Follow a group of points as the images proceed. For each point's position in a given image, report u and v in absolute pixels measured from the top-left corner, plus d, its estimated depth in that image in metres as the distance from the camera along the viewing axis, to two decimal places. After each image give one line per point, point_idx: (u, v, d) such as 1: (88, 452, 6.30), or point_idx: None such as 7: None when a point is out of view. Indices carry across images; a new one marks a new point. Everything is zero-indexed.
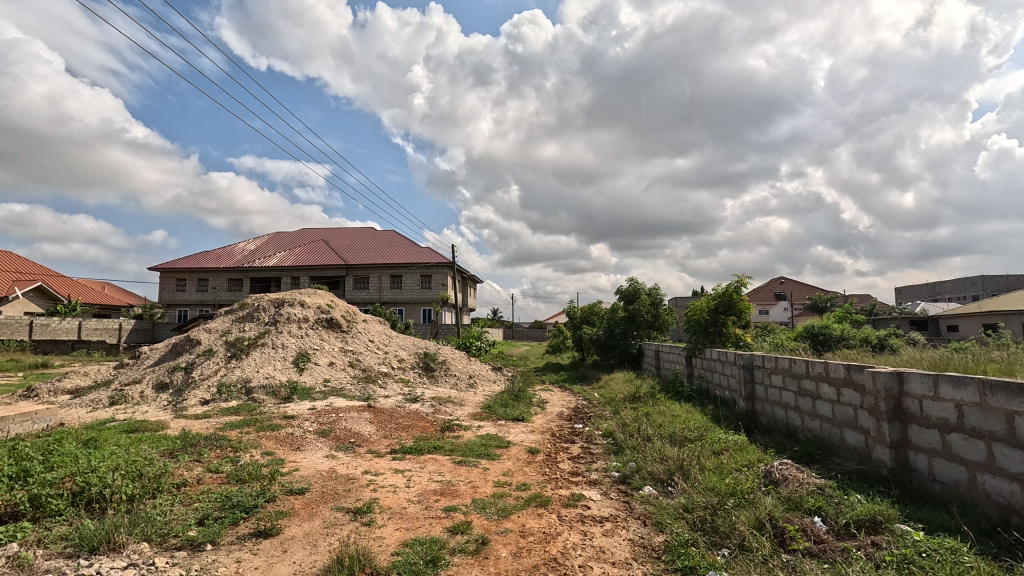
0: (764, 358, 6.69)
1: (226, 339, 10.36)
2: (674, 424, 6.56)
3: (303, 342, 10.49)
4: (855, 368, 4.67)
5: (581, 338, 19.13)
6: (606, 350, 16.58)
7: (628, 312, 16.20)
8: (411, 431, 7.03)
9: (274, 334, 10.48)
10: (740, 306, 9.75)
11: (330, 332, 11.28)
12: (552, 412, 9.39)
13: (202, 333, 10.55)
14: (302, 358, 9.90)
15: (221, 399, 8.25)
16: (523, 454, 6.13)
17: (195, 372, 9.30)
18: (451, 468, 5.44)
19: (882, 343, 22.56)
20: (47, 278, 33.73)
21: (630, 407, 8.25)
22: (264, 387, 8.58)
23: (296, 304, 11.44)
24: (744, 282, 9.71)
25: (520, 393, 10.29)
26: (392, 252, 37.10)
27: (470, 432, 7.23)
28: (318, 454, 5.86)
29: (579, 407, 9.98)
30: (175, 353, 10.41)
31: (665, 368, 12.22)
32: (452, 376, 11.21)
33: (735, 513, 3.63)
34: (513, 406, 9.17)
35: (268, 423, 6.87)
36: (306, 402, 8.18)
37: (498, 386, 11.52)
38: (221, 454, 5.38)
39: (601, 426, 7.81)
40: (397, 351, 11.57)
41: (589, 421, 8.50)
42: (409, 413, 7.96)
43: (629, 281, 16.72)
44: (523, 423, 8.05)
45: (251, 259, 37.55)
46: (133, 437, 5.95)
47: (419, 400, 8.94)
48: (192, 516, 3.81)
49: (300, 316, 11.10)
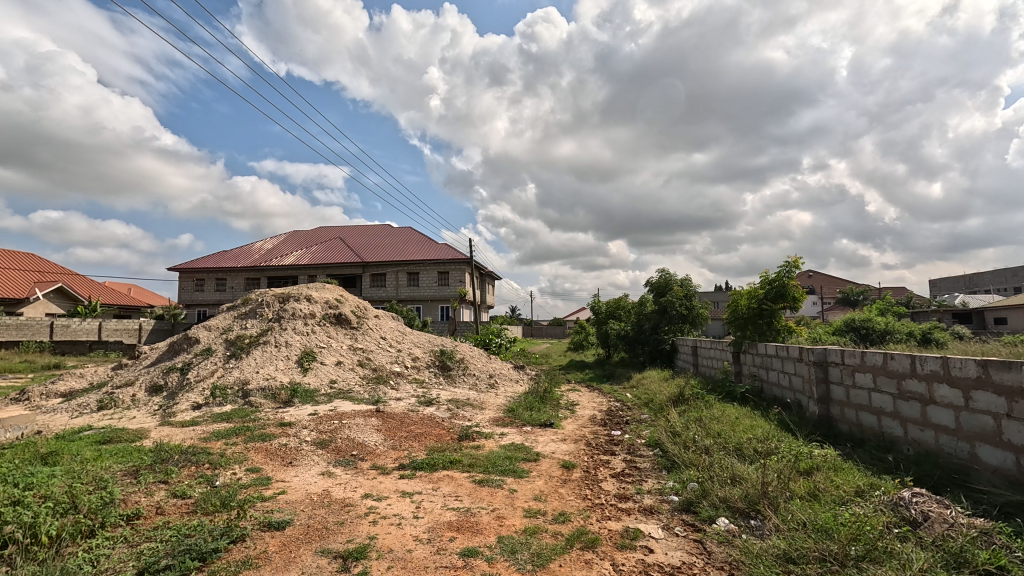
0: (842, 353, 5.59)
1: (227, 337, 9.57)
2: (735, 431, 5.46)
3: (308, 339, 9.63)
4: (998, 365, 3.58)
5: (607, 334, 17.96)
6: (635, 346, 15.47)
7: (659, 305, 15.03)
8: (424, 440, 6.08)
9: (278, 331, 9.64)
10: (793, 293, 8.30)
11: (339, 328, 10.41)
12: (583, 415, 8.37)
13: (202, 331, 9.77)
14: (307, 357, 9.05)
15: (214, 403, 7.41)
16: (557, 470, 5.14)
17: (191, 373, 8.51)
18: (470, 491, 4.45)
19: (929, 338, 20.93)
20: (69, 279, 33.91)
21: (675, 412, 7.15)
22: (263, 390, 7.73)
23: (302, 300, 10.62)
24: (796, 265, 8.34)
25: (546, 395, 9.29)
26: (408, 249, 36.42)
27: (492, 442, 6.26)
28: (312, 470, 4.92)
29: (612, 410, 8.94)
30: (172, 352, 9.63)
31: (704, 366, 11.08)
32: (470, 376, 10.24)
33: (871, 571, 2.56)
34: (538, 410, 8.17)
35: (260, 432, 5.97)
36: (307, 406, 7.29)
37: (521, 387, 10.51)
38: (195, 474, 4.48)
39: (643, 434, 6.76)
40: (411, 350, 10.64)
41: (628, 427, 7.44)
42: (422, 419, 7.01)
43: (658, 272, 15.55)
44: (552, 430, 7.06)
45: (268, 257, 37.26)
46: (101, 451, 5.09)
47: (435, 404, 7.99)
48: (130, 566, 2.87)
49: (306, 312, 10.26)
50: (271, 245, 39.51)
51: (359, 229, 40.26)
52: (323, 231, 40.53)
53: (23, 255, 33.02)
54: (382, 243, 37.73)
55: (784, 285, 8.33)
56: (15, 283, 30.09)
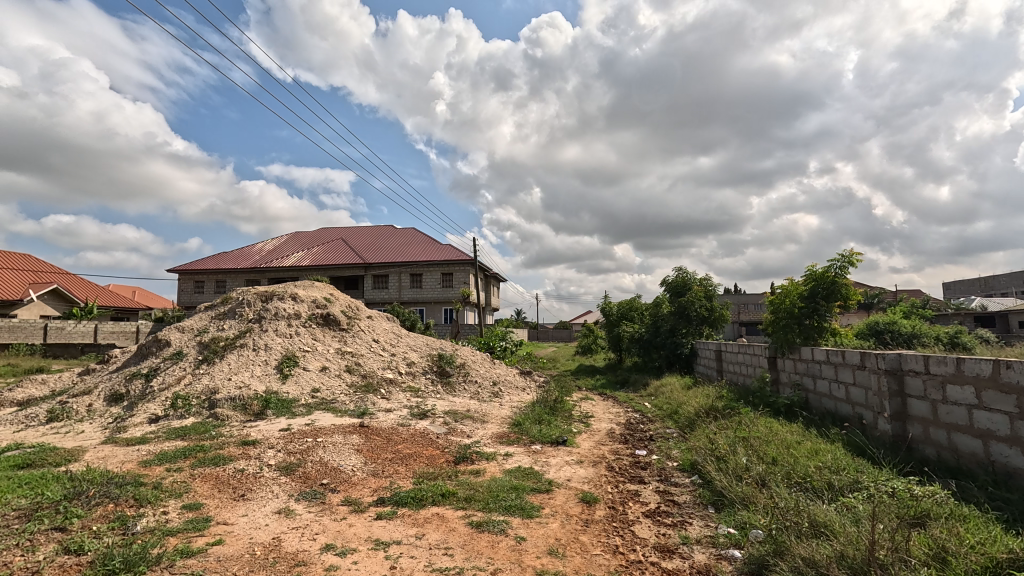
0: (925, 361, 4.56)
1: (201, 340, 8.59)
2: (798, 456, 4.38)
3: (291, 342, 8.62)
4: None
5: (619, 338, 16.88)
6: (649, 350, 14.44)
7: (677, 306, 13.98)
8: (413, 464, 5.05)
9: (257, 334, 8.66)
10: (845, 292, 7.30)
11: (327, 329, 9.39)
12: (599, 430, 7.35)
13: (174, 332, 8.78)
14: (288, 362, 8.07)
15: (175, 416, 6.42)
16: (575, 507, 4.10)
17: (156, 381, 7.53)
18: (464, 540, 3.40)
19: (956, 340, 19.81)
20: (66, 281, 33.19)
21: (710, 427, 6.07)
22: (232, 400, 6.73)
23: (286, 299, 9.64)
24: (852, 261, 7.32)
25: (557, 406, 8.26)
26: (411, 250, 35.52)
27: (495, 465, 5.23)
28: (266, 507, 3.88)
29: (632, 424, 7.89)
30: (140, 356, 8.64)
31: (732, 373, 10.02)
32: (472, 383, 9.21)
33: None
34: (549, 424, 7.16)
35: (216, 453, 4.95)
36: (281, 420, 6.29)
37: (529, 395, 9.46)
38: (107, 518, 3.45)
39: (674, 455, 5.71)
40: (407, 354, 9.63)
41: (653, 444, 6.40)
42: (414, 436, 5.97)
43: (675, 271, 14.51)
44: (565, 449, 6.04)
45: (268, 258, 36.44)
46: (8, 480, 4.09)
47: (429, 416, 6.97)
48: None
49: (290, 312, 9.28)
50: (272, 246, 38.71)
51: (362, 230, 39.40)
52: (325, 233, 39.70)
53: (18, 255, 32.33)
54: (385, 244, 36.86)
55: (835, 283, 7.31)
56: (9, 284, 29.37)
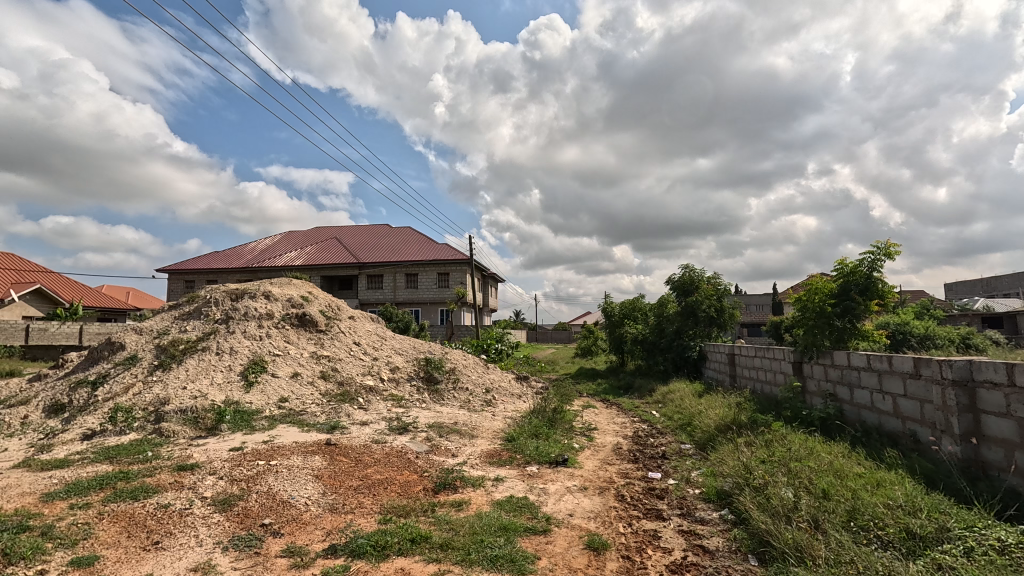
0: (1007, 370, 3.71)
1: (159, 342, 7.69)
2: (857, 490, 3.53)
3: (259, 345, 7.74)
4: None
5: (622, 339, 16.05)
6: (654, 353, 13.62)
7: (685, 306, 13.14)
8: (383, 494, 4.17)
9: (222, 336, 7.76)
10: (882, 288, 6.44)
11: (302, 331, 8.50)
12: (604, 446, 6.49)
13: (129, 334, 7.87)
14: (254, 368, 7.19)
15: (113, 432, 5.52)
16: (581, 558, 3.21)
17: (102, 389, 6.63)
18: None
19: (968, 341, 19.10)
20: (49, 281, 32.07)
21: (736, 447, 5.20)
22: (182, 413, 5.84)
23: (258, 297, 8.77)
24: (888, 254, 6.53)
25: (556, 417, 7.39)
26: (407, 249, 34.66)
27: (483, 495, 4.35)
28: (180, 563, 2.99)
29: (640, 437, 7.03)
30: (91, 361, 7.74)
31: (747, 380, 9.18)
32: (462, 391, 8.35)
33: None
34: (547, 439, 6.30)
35: (142, 481, 4.06)
36: (235, 437, 5.40)
37: (525, 404, 8.59)
38: None
39: (694, 480, 4.84)
40: (391, 358, 8.75)
41: (668, 464, 5.53)
42: (388, 457, 5.09)
43: (682, 268, 13.69)
44: (565, 471, 5.18)
45: (260, 257, 35.52)
46: None
47: (410, 430, 6.08)
48: None
49: (261, 312, 8.40)
50: (264, 245, 37.81)
51: (356, 229, 38.54)
52: (319, 232, 38.79)
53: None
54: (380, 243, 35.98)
55: (870, 279, 6.46)
56: None
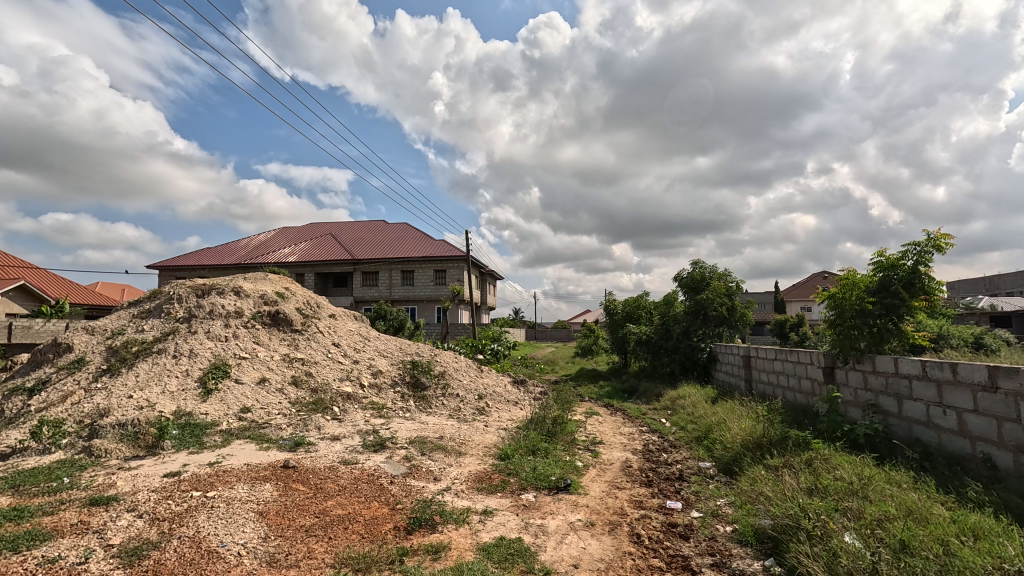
0: None
1: (110, 343, 6.84)
2: (953, 545, 2.69)
3: (224, 347, 6.90)
4: None
5: (625, 339, 15.23)
6: (660, 354, 12.82)
7: (694, 304, 12.33)
8: (340, 537, 3.33)
9: (182, 337, 6.91)
10: (928, 284, 5.61)
11: (275, 331, 7.67)
12: (612, 463, 5.68)
13: (78, 334, 7.01)
14: (215, 373, 6.35)
15: (35, 451, 4.68)
16: None
17: (37, 398, 5.79)
18: None
19: (982, 342, 18.37)
20: (33, 277, 31.08)
21: (773, 475, 4.36)
22: (121, 428, 4.99)
23: (227, 294, 7.93)
24: (937, 245, 5.70)
25: (557, 428, 6.56)
26: (403, 245, 33.81)
27: (467, 537, 3.52)
28: None
29: (652, 452, 6.22)
30: (34, 364, 6.87)
31: (766, 385, 8.37)
32: (452, 399, 7.54)
33: None
34: (546, 457, 5.48)
35: (34, 523, 3.21)
36: (178, 457, 4.56)
37: (522, 412, 7.76)
38: None
39: (724, 513, 4.01)
40: (373, 361, 7.90)
41: (688, 490, 4.70)
42: (357, 483, 4.27)
43: (691, 264, 12.87)
44: (568, 501, 4.35)
45: (252, 254, 34.63)
46: None
47: (388, 447, 5.25)
48: None
49: (229, 310, 7.57)
50: (258, 241, 36.88)
51: (352, 225, 37.65)
52: (313, 228, 37.89)
53: None
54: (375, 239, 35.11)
55: (915, 273, 5.65)
56: None
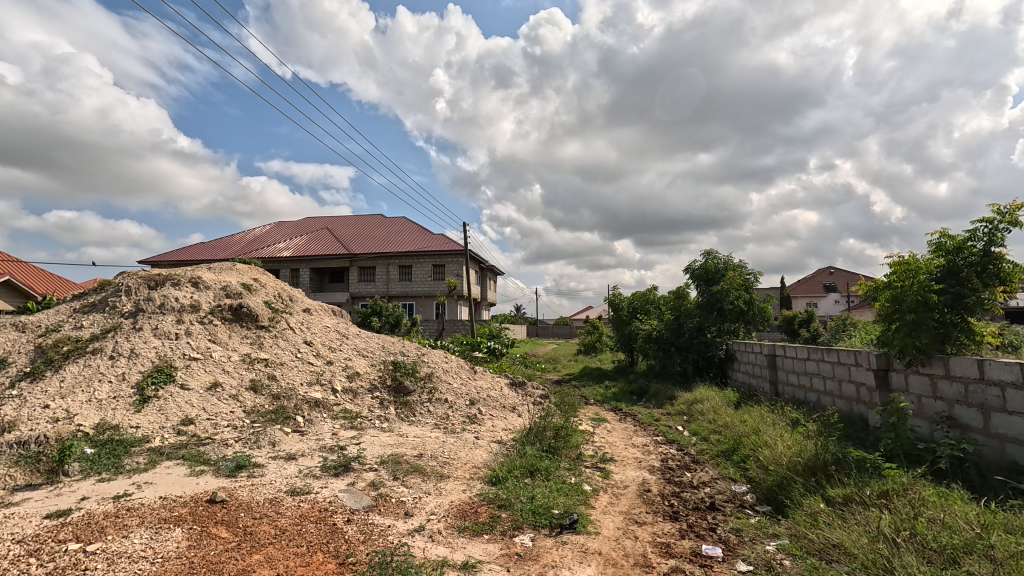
0: None
1: (40, 341, 5.87)
2: None
3: (173, 346, 5.94)
4: None
5: (632, 335, 14.24)
6: (672, 352, 11.84)
7: (708, 298, 11.33)
8: None
9: (123, 335, 5.94)
10: (1006, 268, 4.58)
11: (237, 327, 6.70)
12: (626, 487, 4.70)
13: (5, 331, 6.04)
14: (158, 376, 5.39)
15: None
16: None
17: None
18: None
19: None
20: (19, 273, 30.11)
21: (843, 517, 3.36)
22: (21, 448, 4.02)
23: (184, 285, 6.96)
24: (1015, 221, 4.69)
25: (560, 441, 5.58)
26: (401, 239, 32.86)
27: None
28: None
29: (672, 471, 5.25)
30: None
31: (796, 389, 7.39)
32: (439, 406, 6.58)
33: None
34: (548, 481, 4.49)
35: None
36: (81, 487, 3.59)
37: (519, 420, 6.79)
38: None
39: (783, 567, 3.01)
40: (350, 362, 6.93)
41: (726, 527, 3.73)
42: (302, 524, 3.28)
43: (704, 255, 11.89)
44: (575, 546, 3.36)
45: (246, 248, 33.66)
46: None
47: (353, 470, 4.27)
48: None
49: (184, 304, 6.60)
50: (253, 235, 35.92)
51: (349, 219, 36.68)
52: (309, 222, 36.92)
53: None
54: (372, 234, 34.14)
55: (989, 256, 4.62)
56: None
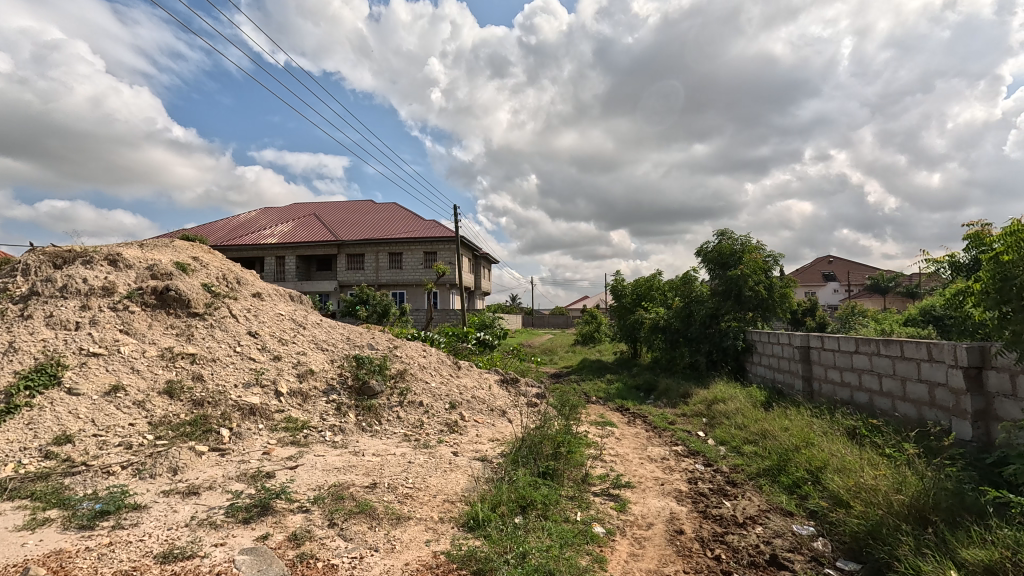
0: None
1: None
2: None
3: (69, 338, 4.67)
4: None
5: (636, 325, 13.01)
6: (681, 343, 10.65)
7: (723, 282, 10.11)
8: None
9: (5, 324, 4.66)
10: None
11: (161, 315, 5.43)
12: (651, 527, 3.50)
13: None
14: (35, 378, 4.12)
15: None
16: None
17: None
18: None
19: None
20: None
21: None
22: None
23: (97, 265, 5.66)
24: None
25: (560, 460, 4.36)
26: (391, 225, 31.46)
27: None
28: None
29: (706, 498, 4.05)
30: None
31: (840, 389, 6.20)
32: (411, 412, 5.36)
33: None
34: (545, 523, 3.26)
35: None
36: None
37: (509, 428, 5.58)
38: None
39: None
40: (303, 357, 5.68)
41: None
42: None
43: (716, 234, 10.64)
44: None
45: (228, 235, 32.16)
46: None
47: (272, 514, 3.02)
48: None
49: (93, 287, 5.32)
50: (237, 221, 34.41)
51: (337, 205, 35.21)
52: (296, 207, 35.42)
53: None
54: (360, 219, 32.69)
55: None
56: None
